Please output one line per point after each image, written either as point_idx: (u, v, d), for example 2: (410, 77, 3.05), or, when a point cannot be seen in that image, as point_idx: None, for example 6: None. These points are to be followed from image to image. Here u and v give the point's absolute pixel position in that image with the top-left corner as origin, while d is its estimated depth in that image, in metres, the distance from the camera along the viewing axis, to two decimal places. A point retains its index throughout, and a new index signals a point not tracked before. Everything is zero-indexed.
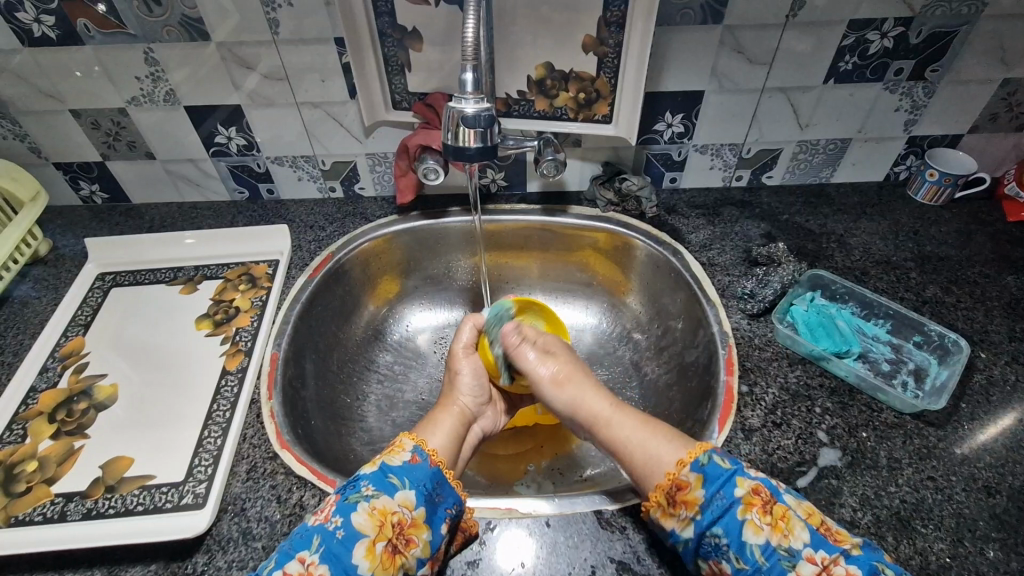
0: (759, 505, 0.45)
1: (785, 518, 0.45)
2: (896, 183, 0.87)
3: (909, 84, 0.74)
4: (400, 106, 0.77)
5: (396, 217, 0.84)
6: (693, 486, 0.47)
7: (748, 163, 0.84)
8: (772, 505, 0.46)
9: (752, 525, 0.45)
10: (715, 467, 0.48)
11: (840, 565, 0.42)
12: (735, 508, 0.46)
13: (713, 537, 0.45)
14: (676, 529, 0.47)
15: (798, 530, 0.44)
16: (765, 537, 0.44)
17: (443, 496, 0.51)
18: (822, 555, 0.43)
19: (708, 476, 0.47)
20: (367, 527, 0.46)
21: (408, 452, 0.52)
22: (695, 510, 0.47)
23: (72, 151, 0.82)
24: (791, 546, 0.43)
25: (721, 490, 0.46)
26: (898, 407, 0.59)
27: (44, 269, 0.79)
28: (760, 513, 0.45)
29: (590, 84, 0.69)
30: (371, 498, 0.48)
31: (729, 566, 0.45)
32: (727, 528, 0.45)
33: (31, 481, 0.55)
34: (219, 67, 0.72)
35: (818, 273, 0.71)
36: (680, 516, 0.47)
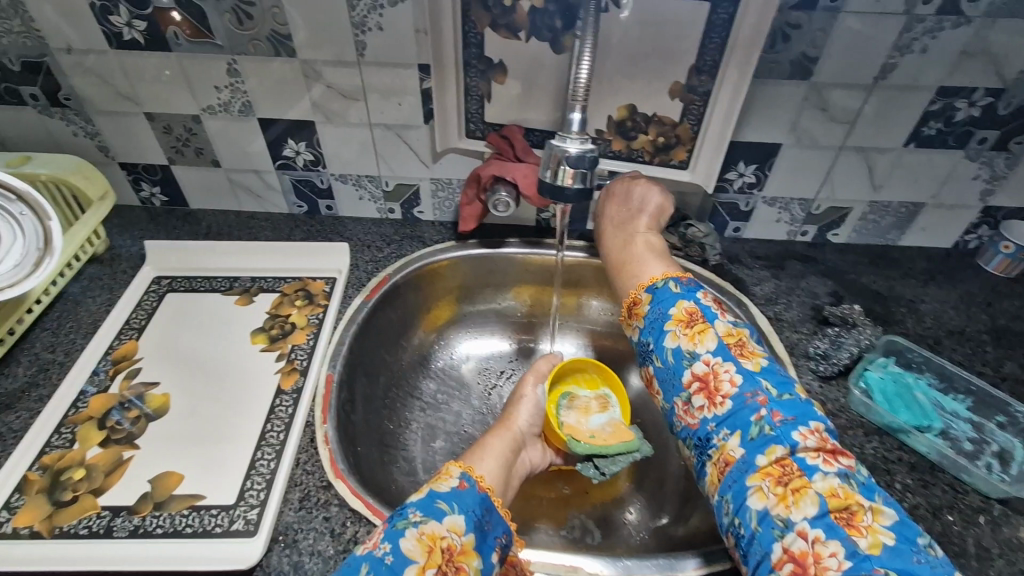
0: (685, 321, 0.56)
1: (701, 332, 0.55)
2: (965, 251, 0.85)
3: (991, 154, 0.73)
4: (473, 135, 0.76)
5: (454, 243, 0.84)
6: (643, 301, 0.61)
7: (816, 219, 0.83)
8: (696, 322, 0.56)
9: (673, 334, 0.56)
10: (666, 291, 0.59)
11: (727, 371, 0.52)
12: (666, 321, 0.58)
13: (645, 341, 0.59)
14: (630, 334, 0.62)
15: (707, 340, 0.55)
16: (677, 342, 0.56)
17: (492, 524, 0.50)
18: (716, 360, 0.53)
19: (657, 296, 0.60)
20: (416, 552, 0.43)
21: (456, 478, 0.51)
22: (640, 320, 0.60)
23: (140, 153, 0.82)
24: (695, 349, 0.54)
25: (660, 307, 0.59)
26: (984, 490, 0.56)
27: (100, 268, 0.78)
28: (682, 327, 0.56)
29: (671, 130, 0.70)
30: (418, 523, 0.45)
31: (654, 366, 0.58)
32: (654, 334, 0.58)
33: (78, 490, 0.53)
34: (299, 83, 0.73)
35: (894, 339, 0.68)
36: (631, 325, 0.62)
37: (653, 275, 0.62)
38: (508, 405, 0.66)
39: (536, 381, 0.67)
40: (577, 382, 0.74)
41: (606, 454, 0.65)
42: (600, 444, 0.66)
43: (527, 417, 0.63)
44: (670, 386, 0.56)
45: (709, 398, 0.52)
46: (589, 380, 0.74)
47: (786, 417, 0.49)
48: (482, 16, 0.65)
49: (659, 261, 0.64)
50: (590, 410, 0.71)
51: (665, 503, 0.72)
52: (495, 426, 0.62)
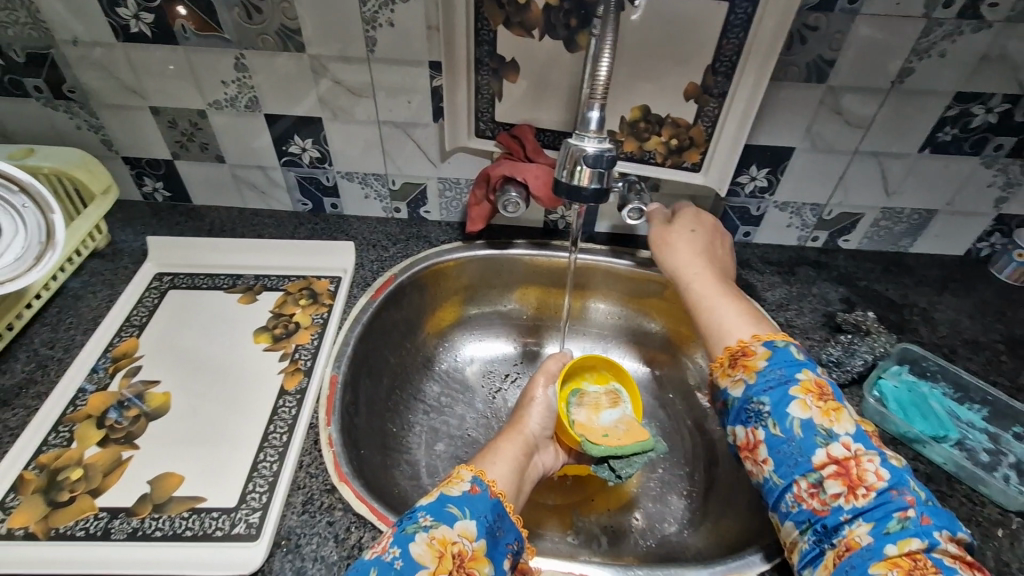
0: (815, 393, 0.50)
1: (836, 411, 0.49)
2: (977, 259, 0.84)
3: (1007, 161, 0.72)
4: (483, 134, 0.75)
5: (461, 244, 0.82)
6: (758, 356, 0.54)
7: (827, 225, 0.82)
8: (828, 398, 0.50)
9: (801, 403, 0.50)
10: (786, 354, 0.54)
11: (872, 462, 0.46)
12: (790, 385, 0.51)
13: (758, 404, 0.52)
14: (729, 388, 0.55)
15: (845, 422, 0.49)
16: (810, 413, 0.49)
17: (504, 531, 0.49)
18: (858, 447, 0.47)
19: (776, 355, 0.54)
20: (426, 558, 0.42)
21: (467, 483, 0.50)
22: (751, 374, 0.54)
23: (144, 147, 0.81)
24: (832, 429, 0.48)
25: (783, 369, 0.52)
26: (1002, 503, 0.55)
27: (101, 263, 0.77)
28: (813, 398, 0.50)
29: (685, 131, 0.69)
30: (429, 528, 0.44)
31: (764, 431, 0.51)
32: (774, 399, 0.51)
33: (75, 491, 0.52)
34: (308, 78, 0.72)
35: (908, 347, 0.67)
36: (736, 377, 0.55)
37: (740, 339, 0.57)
38: (518, 408, 0.65)
39: (546, 382, 0.66)
40: (586, 377, 0.73)
41: (621, 455, 0.62)
42: (615, 446, 0.63)
43: (537, 421, 0.62)
44: (792, 462, 0.48)
45: (848, 486, 0.46)
46: (599, 376, 0.73)
47: (935, 522, 0.43)
48: (496, 13, 0.64)
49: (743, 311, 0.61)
50: (601, 406, 0.68)
51: (673, 511, 0.71)
52: (506, 430, 0.62)
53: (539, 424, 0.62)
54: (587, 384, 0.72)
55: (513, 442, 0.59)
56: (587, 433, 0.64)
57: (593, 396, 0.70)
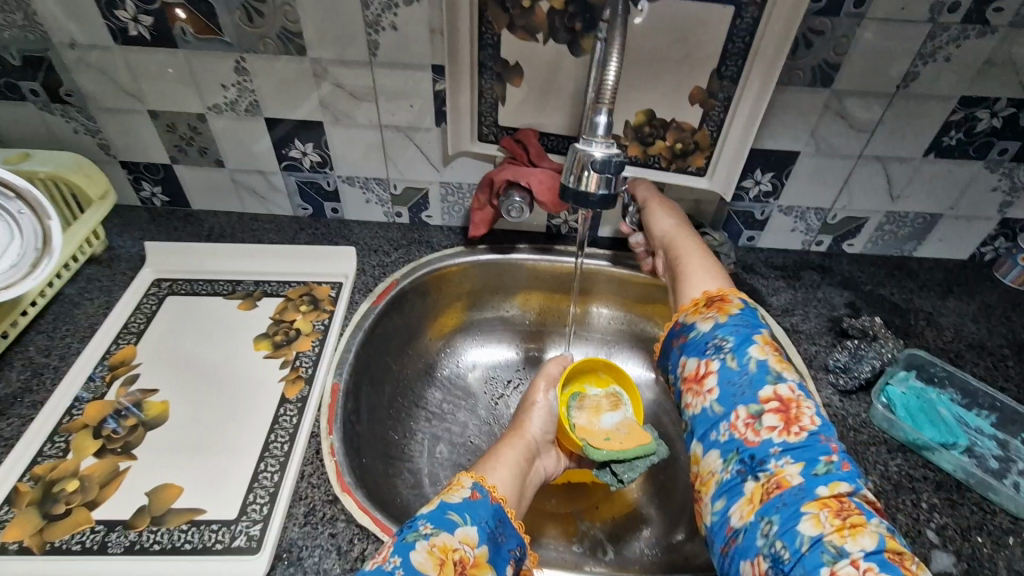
0: (774, 346, 0.53)
1: (788, 363, 0.52)
2: (981, 263, 0.84)
3: (1011, 166, 0.72)
4: (486, 138, 0.75)
5: (463, 248, 0.82)
6: (732, 304, 0.57)
7: (831, 229, 0.82)
8: (781, 352, 0.53)
9: (760, 347, 0.52)
10: (752, 314, 0.56)
11: (808, 407, 0.48)
12: (755, 334, 0.53)
13: (719, 341, 0.54)
14: (698, 322, 0.57)
15: (792, 372, 0.51)
16: (766, 356, 0.51)
17: (505, 537, 0.48)
18: (799, 393, 0.49)
19: (747, 314, 0.56)
20: (427, 566, 0.41)
21: (468, 488, 0.49)
22: (723, 316, 0.56)
23: (142, 151, 0.80)
24: (782, 373, 0.50)
25: (749, 323, 0.55)
26: (1012, 511, 0.54)
27: (98, 269, 0.76)
28: (774, 353, 0.52)
29: (690, 135, 0.68)
30: (429, 535, 0.44)
31: (722, 364, 0.52)
32: (737, 338, 0.53)
33: (71, 503, 0.51)
34: (309, 82, 0.71)
35: (915, 352, 0.66)
36: (708, 315, 0.57)
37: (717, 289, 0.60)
38: (519, 412, 0.64)
39: (547, 386, 0.65)
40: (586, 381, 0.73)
41: (624, 459, 0.63)
42: (617, 449, 0.63)
43: (538, 425, 0.62)
44: (739, 391, 0.50)
45: (784, 421, 0.47)
46: (599, 379, 0.73)
47: (849, 467, 0.45)
48: (500, 16, 0.63)
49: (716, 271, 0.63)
50: (601, 410, 0.69)
51: (679, 519, 0.70)
52: (507, 435, 0.60)
53: (541, 428, 0.61)
54: (588, 387, 0.73)
55: (514, 448, 0.58)
56: (589, 437, 0.65)
57: (593, 399, 0.71)
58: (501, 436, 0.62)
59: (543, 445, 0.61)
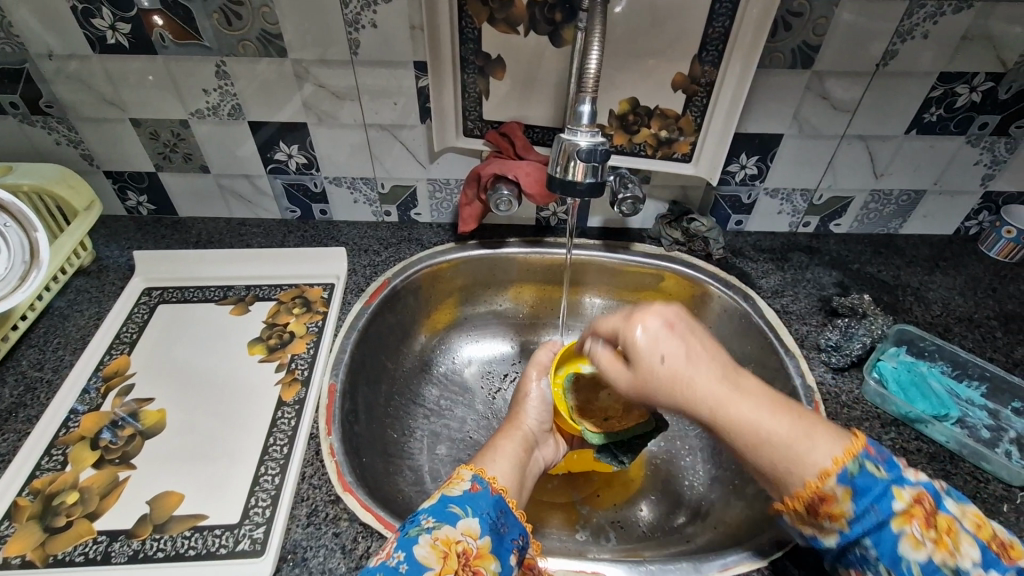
0: (920, 517, 0.42)
1: (950, 534, 0.41)
2: (966, 237, 0.85)
3: (992, 139, 0.73)
4: (471, 133, 0.75)
5: (454, 245, 0.82)
6: (840, 500, 0.43)
7: (818, 210, 0.82)
8: (935, 518, 0.42)
9: (910, 539, 0.41)
10: (865, 479, 0.43)
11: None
12: (891, 521, 0.42)
13: (862, 548, 0.43)
14: (819, 536, 0.45)
15: (965, 546, 0.40)
16: (926, 553, 0.40)
17: (507, 527, 0.48)
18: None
19: (858, 489, 0.43)
20: (431, 559, 0.42)
21: (468, 481, 0.50)
22: (842, 523, 0.43)
23: (126, 161, 0.80)
24: (959, 565, 0.40)
25: (875, 505, 0.42)
26: (1006, 478, 0.55)
27: (87, 281, 0.75)
28: (921, 527, 0.41)
29: (674, 122, 0.69)
30: (432, 529, 0.44)
31: None
32: (880, 542, 0.42)
33: (72, 515, 0.51)
34: (290, 84, 0.70)
35: (904, 328, 0.68)
36: (822, 527, 0.44)
37: (832, 458, 0.44)
38: (513, 405, 0.65)
39: (539, 374, 0.66)
40: None
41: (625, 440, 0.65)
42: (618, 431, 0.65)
43: (535, 416, 0.62)
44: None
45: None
46: None
47: None
48: (480, 10, 0.63)
49: (823, 428, 0.45)
50: None
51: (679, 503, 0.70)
52: (504, 428, 0.61)
53: (537, 418, 0.62)
54: None
55: (513, 439, 0.59)
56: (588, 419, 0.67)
57: None
58: (498, 429, 0.62)
59: (541, 436, 0.62)
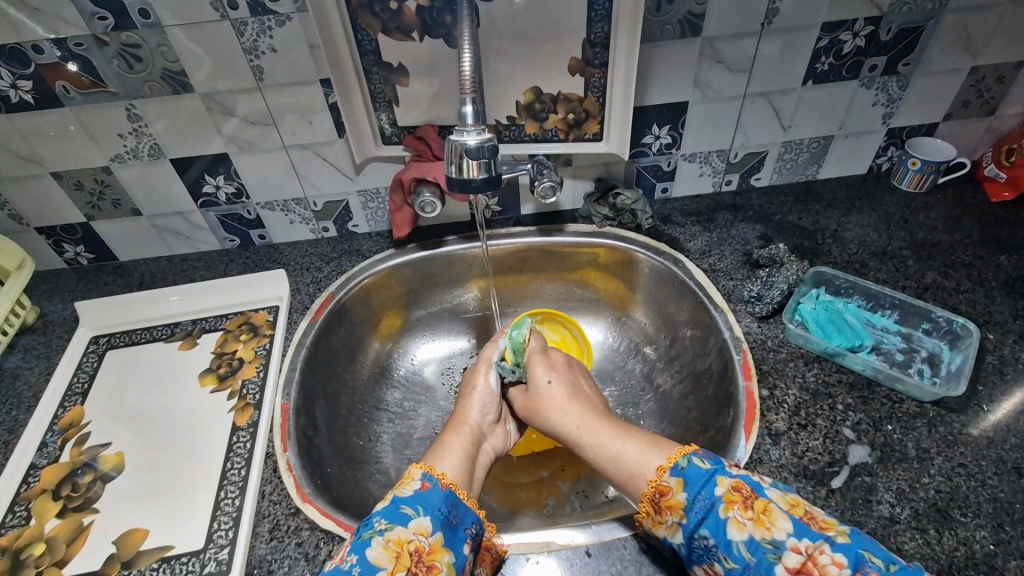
0: (739, 502, 0.47)
1: (767, 512, 0.45)
2: (880, 174, 0.89)
3: (883, 79, 0.76)
4: (390, 141, 0.77)
5: (393, 251, 0.84)
6: (675, 491, 0.49)
7: (736, 167, 0.86)
8: (752, 501, 0.46)
9: (734, 522, 0.46)
10: (693, 471, 0.49)
11: (826, 553, 0.42)
12: (716, 507, 0.47)
13: (701, 539, 0.47)
14: (667, 536, 0.49)
15: (780, 522, 0.45)
16: (748, 532, 0.45)
17: (460, 517, 0.51)
18: (806, 543, 0.43)
19: (688, 479, 0.49)
20: (383, 560, 0.45)
21: (418, 481, 0.52)
22: (681, 514, 0.48)
23: (55, 214, 0.80)
24: (774, 538, 0.44)
25: (702, 492, 0.48)
26: (918, 396, 0.59)
27: (34, 338, 0.76)
28: (740, 510, 0.46)
29: (579, 105, 0.72)
30: (384, 531, 0.47)
31: (722, 566, 0.46)
32: (711, 528, 0.46)
33: (40, 565, 0.52)
34: (203, 117, 0.71)
35: (821, 270, 0.72)
36: (669, 524, 0.49)
37: (649, 477, 0.51)
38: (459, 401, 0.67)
39: (487, 368, 0.68)
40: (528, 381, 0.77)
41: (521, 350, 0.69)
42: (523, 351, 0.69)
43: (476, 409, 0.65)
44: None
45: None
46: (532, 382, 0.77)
47: None
48: (374, 22, 0.65)
49: (646, 441, 0.55)
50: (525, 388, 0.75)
51: None
52: (451, 424, 0.64)
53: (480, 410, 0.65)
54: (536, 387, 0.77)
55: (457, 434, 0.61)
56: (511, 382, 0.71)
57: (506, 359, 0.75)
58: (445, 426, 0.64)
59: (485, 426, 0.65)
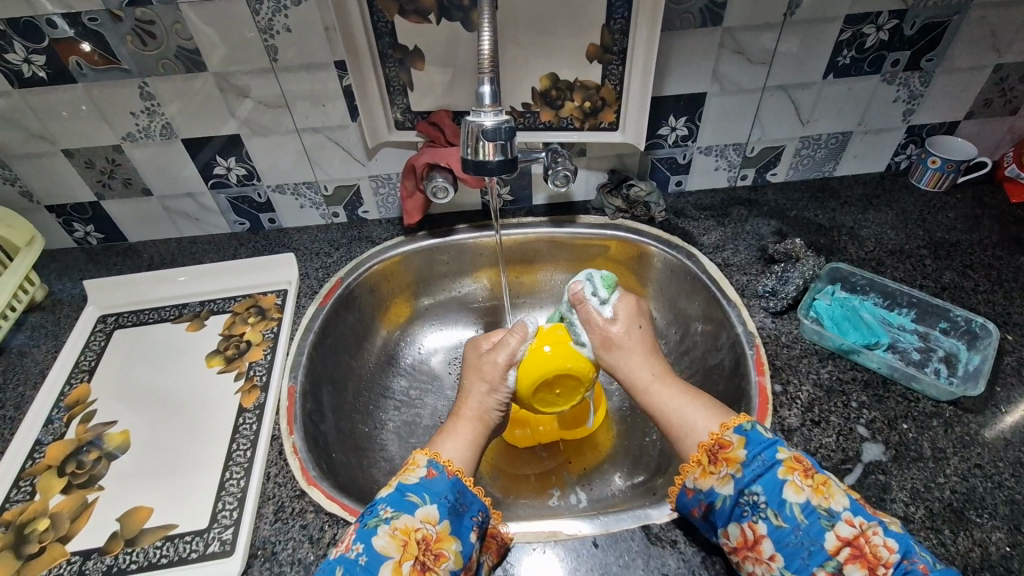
0: (800, 470, 0.47)
1: (826, 484, 0.46)
2: (897, 172, 0.88)
3: (906, 75, 0.75)
4: (403, 126, 0.76)
5: (403, 238, 0.83)
6: (736, 446, 0.49)
7: (752, 162, 0.84)
8: (813, 472, 0.47)
9: (793, 485, 0.46)
10: (757, 434, 0.50)
11: (879, 534, 0.43)
12: (776, 468, 0.47)
13: (752, 494, 0.47)
14: (714, 486, 0.49)
15: (838, 495, 0.46)
16: (805, 496, 0.46)
17: (467, 505, 0.51)
18: (861, 520, 0.44)
19: (751, 439, 0.49)
20: (390, 548, 0.45)
21: (424, 468, 0.52)
22: (737, 467, 0.49)
23: (66, 193, 0.80)
24: (830, 507, 0.45)
25: (762, 453, 0.48)
26: (934, 395, 0.58)
27: (41, 315, 0.76)
28: (801, 476, 0.47)
29: (595, 93, 0.71)
30: (390, 519, 0.47)
31: (766, 524, 0.46)
32: (766, 487, 0.47)
33: (44, 541, 0.52)
34: (217, 98, 0.71)
35: (837, 266, 0.71)
36: (720, 475, 0.49)
37: (712, 430, 0.52)
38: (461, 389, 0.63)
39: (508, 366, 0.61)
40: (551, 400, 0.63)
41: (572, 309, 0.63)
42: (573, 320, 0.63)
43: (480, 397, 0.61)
44: (806, 552, 0.44)
45: (869, 567, 0.42)
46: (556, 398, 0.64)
47: None
48: (390, 4, 0.64)
49: (710, 406, 0.55)
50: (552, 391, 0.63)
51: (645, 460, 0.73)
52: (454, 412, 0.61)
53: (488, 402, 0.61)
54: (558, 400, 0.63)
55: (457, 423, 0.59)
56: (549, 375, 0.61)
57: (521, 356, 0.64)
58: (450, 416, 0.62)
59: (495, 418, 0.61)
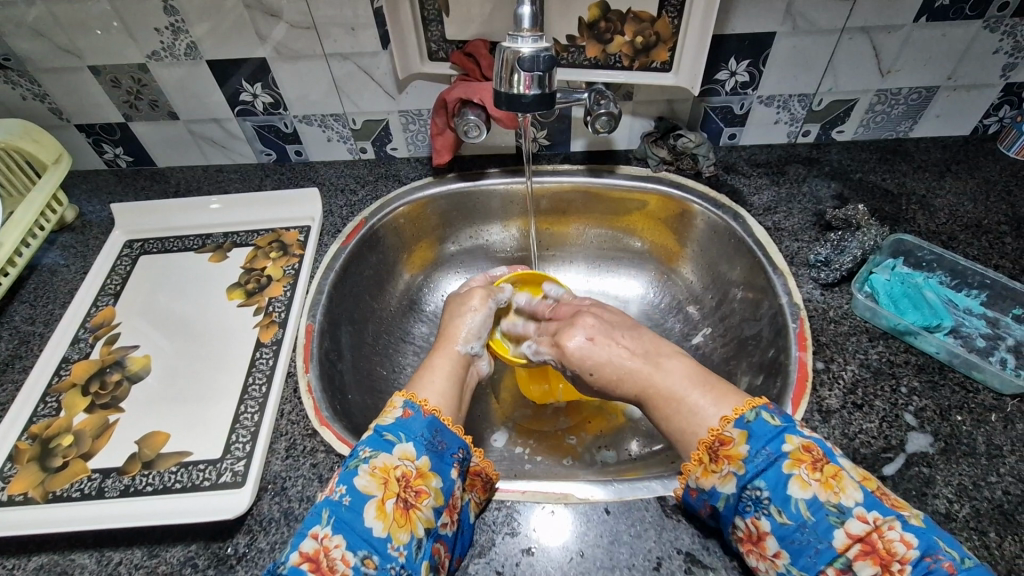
0: (808, 462, 0.42)
1: (837, 477, 0.41)
2: (984, 137, 0.78)
3: (1014, 22, 0.65)
4: (437, 57, 0.71)
5: (432, 179, 0.79)
6: (737, 441, 0.45)
7: (818, 116, 0.76)
8: (823, 463, 0.42)
9: (798, 479, 0.41)
10: (761, 425, 0.45)
11: (895, 529, 0.38)
12: (781, 461, 0.42)
13: (755, 489, 0.42)
14: (716, 484, 0.44)
15: (850, 489, 0.41)
16: (812, 492, 0.41)
17: (446, 443, 0.48)
18: (875, 516, 0.39)
19: (753, 433, 0.44)
20: (372, 487, 0.43)
21: (399, 408, 0.49)
22: (739, 464, 0.44)
23: (94, 112, 0.78)
24: (841, 503, 0.40)
25: (767, 446, 0.43)
26: (996, 387, 0.53)
27: (71, 236, 0.77)
28: (808, 469, 0.42)
29: (649, 26, 0.64)
30: (369, 459, 0.45)
31: (770, 520, 0.42)
32: (770, 481, 0.42)
33: (68, 456, 0.54)
34: (243, 18, 0.67)
35: (902, 238, 0.64)
36: (722, 472, 0.44)
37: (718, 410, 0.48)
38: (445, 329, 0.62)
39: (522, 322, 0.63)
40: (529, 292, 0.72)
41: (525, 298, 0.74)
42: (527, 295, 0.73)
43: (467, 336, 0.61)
44: (812, 551, 0.40)
45: (881, 564, 0.38)
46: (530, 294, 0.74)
47: None
48: None
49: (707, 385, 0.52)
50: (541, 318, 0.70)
51: None
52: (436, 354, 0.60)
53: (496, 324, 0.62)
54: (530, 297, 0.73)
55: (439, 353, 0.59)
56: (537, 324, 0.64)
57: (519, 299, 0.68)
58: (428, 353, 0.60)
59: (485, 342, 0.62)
